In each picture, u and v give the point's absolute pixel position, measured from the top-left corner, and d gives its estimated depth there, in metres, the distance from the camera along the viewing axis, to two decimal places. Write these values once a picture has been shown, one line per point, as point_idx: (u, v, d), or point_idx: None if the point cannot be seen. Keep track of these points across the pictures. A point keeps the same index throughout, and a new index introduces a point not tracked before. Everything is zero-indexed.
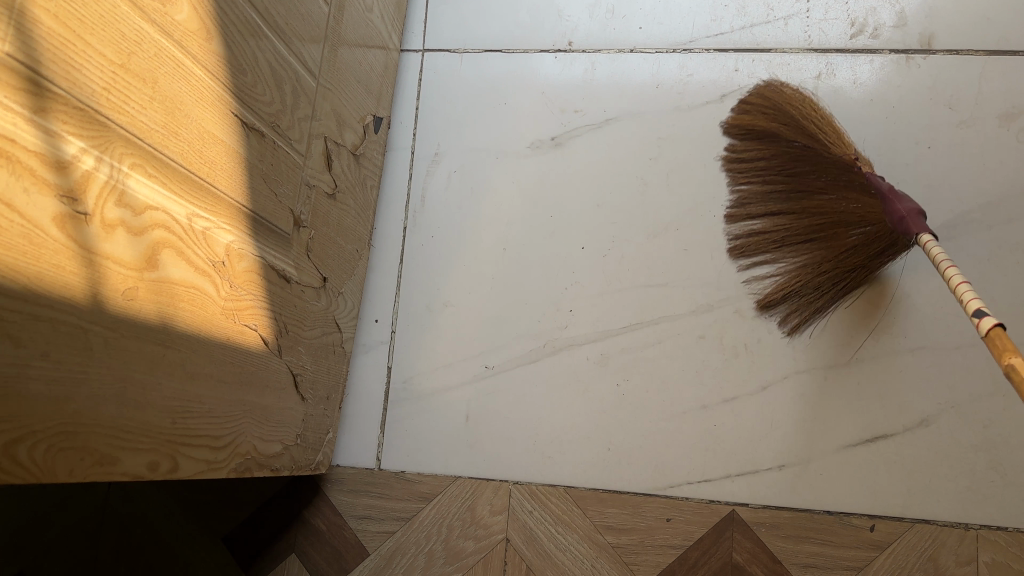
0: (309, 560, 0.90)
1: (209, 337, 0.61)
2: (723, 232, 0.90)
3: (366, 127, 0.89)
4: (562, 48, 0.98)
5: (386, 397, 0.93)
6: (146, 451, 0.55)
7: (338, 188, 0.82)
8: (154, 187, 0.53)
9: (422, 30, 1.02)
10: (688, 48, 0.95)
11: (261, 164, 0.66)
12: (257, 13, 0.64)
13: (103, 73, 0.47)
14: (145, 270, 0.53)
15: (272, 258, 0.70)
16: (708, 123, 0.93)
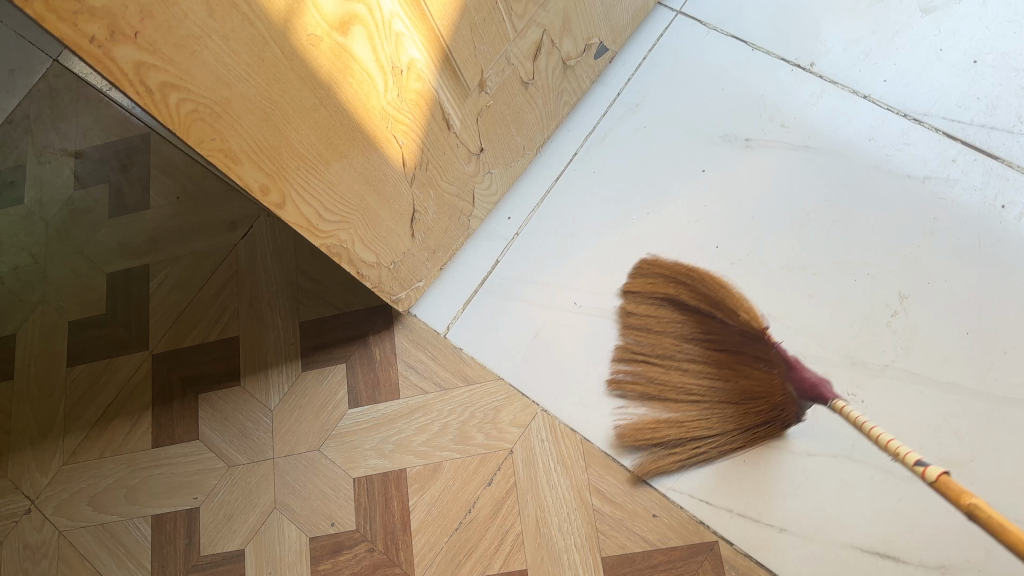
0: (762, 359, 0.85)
1: (359, 121, 0.70)
2: (855, 299, 0.88)
3: (588, 48, 0.94)
4: (803, 66, 0.96)
5: (481, 282, 0.99)
6: (265, 174, 0.64)
7: (532, 81, 0.89)
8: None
9: None
10: (919, 119, 0.92)
11: (473, 14, 0.74)
12: None
13: None
14: (336, 32, 0.61)
15: (444, 99, 0.78)
16: (897, 196, 0.90)
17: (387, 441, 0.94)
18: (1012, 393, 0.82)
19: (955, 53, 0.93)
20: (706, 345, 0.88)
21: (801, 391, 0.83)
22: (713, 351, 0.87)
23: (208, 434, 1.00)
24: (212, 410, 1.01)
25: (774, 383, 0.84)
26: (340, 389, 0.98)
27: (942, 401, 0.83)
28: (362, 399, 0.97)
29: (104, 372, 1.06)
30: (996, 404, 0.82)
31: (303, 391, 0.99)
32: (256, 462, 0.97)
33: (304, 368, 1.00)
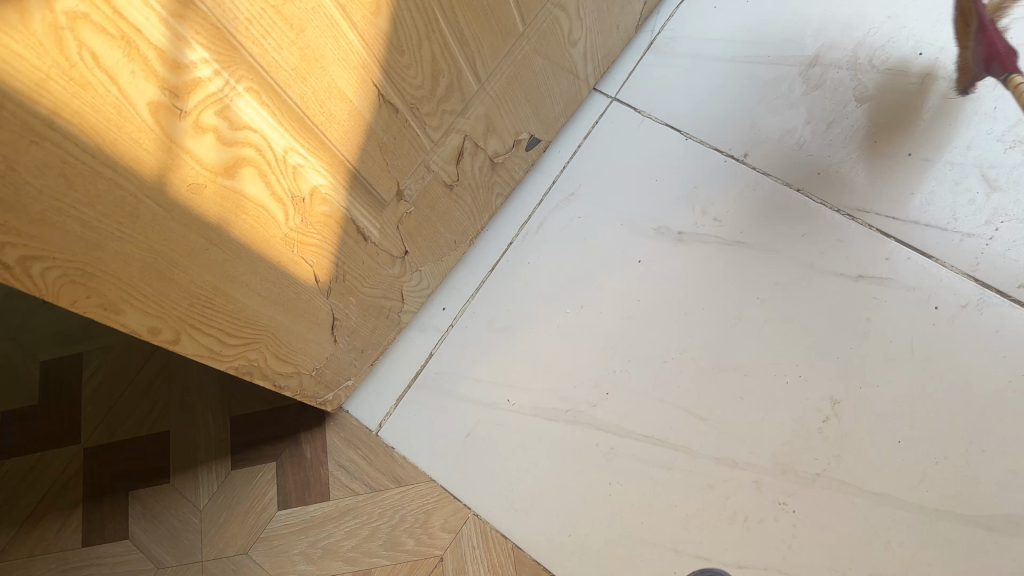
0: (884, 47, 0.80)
1: (259, 252, 0.68)
2: (787, 402, 0.86)
3: (517, 144, 0.94)
4: (736, 156, 0.96)
5: (414, 378, 0.97)
6: (153, 316, 0.62)
7: (458, 182, 0.88)
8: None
9: (623, 79, 1.03)
10: (853, 215, 0.91)
11: (382, 133, 0.72)
12: (440, 7, 0.69)
13: (252, 7, 0.54)
14: (220, 176, 0.60)
15: (357, 215, 0.76)
16: (829, 294, 0.89)
17: (315, 546, 0.92)
18: (945, 504, 0.79)
19: (889, 145, 0.92)
20: (765, 327, 0.89)
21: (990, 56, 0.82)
22: (778, 335, 0.89)
23: (137, 534, 0.97)
24: (143, 509, 0.98)
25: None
26: (270, 489, 0.96)
27: (874, 512, 0.81)
28: (291, 500, 0.95)
29: (35, 467, 1.02)
30: (929, 515, 0.79)
31: (233, 490, 0.97)
32: (185, 564, 0.94)
33: (235, 465, 0.98)
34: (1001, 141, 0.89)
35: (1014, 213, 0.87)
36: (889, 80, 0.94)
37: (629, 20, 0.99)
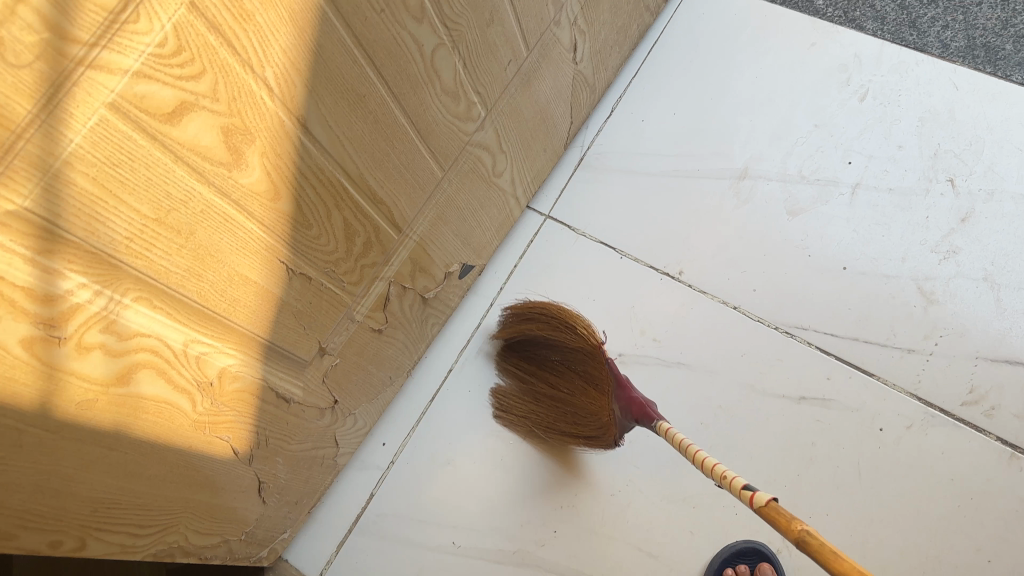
0: (604, 362, 0.82)
1: (165, 444, 0.65)
2: (736, 535, 0.84)
3: (449, 275, 0.91)
4: (671, 274, 0.95)
5: (354, 521, 0.91)
6: (51, 532, 0.59)
7: (387, 325, 0.84)
8: (207, 34, 0.49)
9: (555, 195, 1.01)
10: (793, 333, 0.89)
11: (296, 302, 0.69)
12: (348, 175, 0.67)
13: (131, 225, 0.51)
14: (114, 385, 0.57)
15: (276, 381, 0.73)
16: (773, 416, 0.87)
17: None
18: None
19: (825, 259, 0.91)
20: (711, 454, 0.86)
21: (626, 411, 0.79)
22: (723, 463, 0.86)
23: None
24: None
25: (600, 404, 0.83)
26: None
27: None
28: None
29: None
30: None
31: None
32: None
33: None
34: (935, 252, 0.88)
35: (951, 327, 0.86)
36: (820, 191, 0.93)
37: (558, 139, 0.98)
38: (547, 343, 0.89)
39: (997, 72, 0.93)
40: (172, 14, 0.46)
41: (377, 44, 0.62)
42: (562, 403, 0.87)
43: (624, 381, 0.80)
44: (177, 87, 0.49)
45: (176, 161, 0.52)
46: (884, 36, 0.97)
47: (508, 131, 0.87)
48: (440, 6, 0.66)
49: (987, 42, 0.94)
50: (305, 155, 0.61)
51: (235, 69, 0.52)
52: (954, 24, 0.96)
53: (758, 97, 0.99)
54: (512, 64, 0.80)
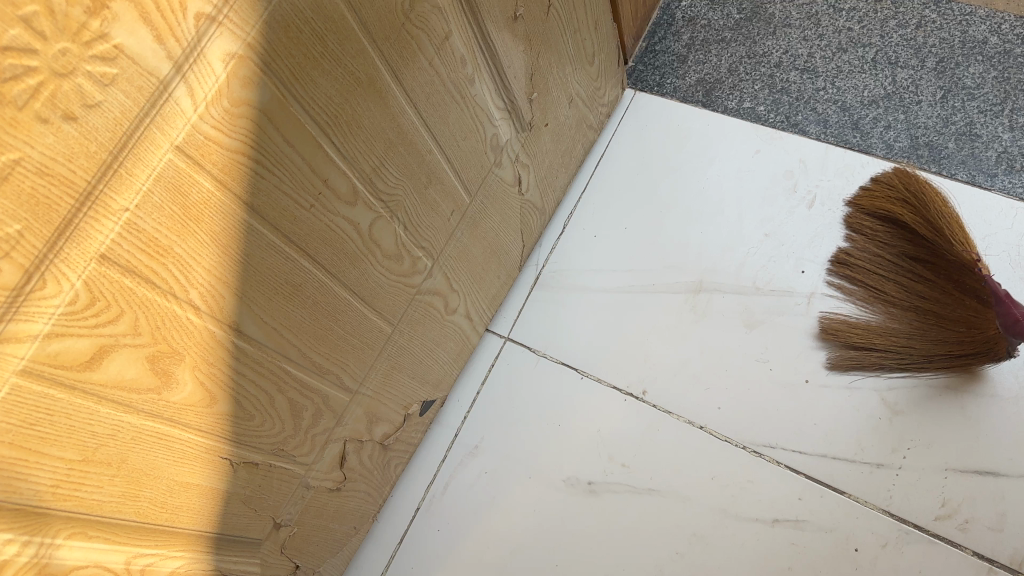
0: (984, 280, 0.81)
1: None
2: None
3: (409, 415, 0.88)
4: (635, 394, 0.93)
5: None
6: None
7: (346, 481, 0.82)
8: (122, 278, 0.48)
9: (514, 316, 1.00)
10: (760, 452, 0.87)
11: (244, 489, 0.67)
12: (290, 360, 0.65)
13: (56, 473, 0.49)
14: None
15: (229, 567, 0.70)
16: (748, 541, 0.84)
17: None
18: None
19: (788, 372, 0.90)
20: None
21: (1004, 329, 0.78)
22: None
23: None
24: None
25: (989, 318, 0.82)
26: None
27: None
28: None
29: None
30: None
31: None
32: None
33: None
34: None
35: (918, 438, 0.85)
36: (777, 301, 0.93)
37: (512, 263, 0.97)
38: (886, 301, 0.90)
39: (943, 171, 0.93)
40: (82, 271, 0.45)
41: (313, 237, 0.61)
42: (894, 349, 0.87)
43: (1004, 297, 0.79)
44: (93, 335, 0.47)
45: (100, 401, 0.50)
46: (828, 139, 0.98)
47: (458, 270, 0.86)
48: (371, 184, 0.65)
49: (930, 141, 0.95)
50: (241, 356, 0.60)
51: (156, 301, 0.51)
52: (896, 124, 0.96)
53: (707, 208, 0.99)
54: (456, 212, 0.80)
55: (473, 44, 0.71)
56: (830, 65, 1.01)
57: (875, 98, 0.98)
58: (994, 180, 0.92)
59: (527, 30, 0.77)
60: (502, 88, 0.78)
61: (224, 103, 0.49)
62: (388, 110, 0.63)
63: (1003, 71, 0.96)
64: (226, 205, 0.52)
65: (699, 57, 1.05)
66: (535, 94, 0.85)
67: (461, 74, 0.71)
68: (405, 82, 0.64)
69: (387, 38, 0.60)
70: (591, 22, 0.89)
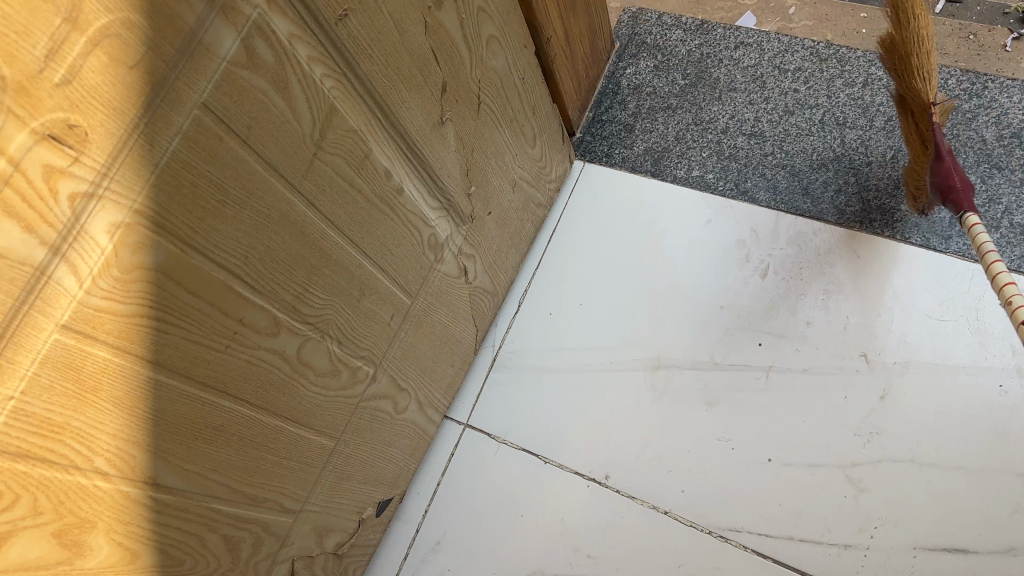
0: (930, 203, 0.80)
1: None
2: None
3: (364, 519, 0.86)
4: (597, 479, 0.91)
5: None
6: None
7: None
8: (15, 465, 0.45)
9: (472, 401, 0.98)
10: (727, 536, 0.85)
11: None
12: (219, 497, 0.63)
13: None
14: None
15: None
16: None
17: None
18: None
19: (750, 452, 0.88)
20: None
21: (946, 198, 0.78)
22: None
23: None
24: None
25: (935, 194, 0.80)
26: None
27: None
28: None
29: None
30: None
31: None
32: None
33: None
34: (858, 434, 0.86)
35: (885, 516, 0.82)
36: (735, 376, 0.91)
37: (466, 349, 0.95)
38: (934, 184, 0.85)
39: (896, 235, 0.92)
40: None
41: (231, 375, 0.59)
42: None
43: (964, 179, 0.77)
44: None
45: None
46: (778, 206, 0.97)
47: (406, 369, 0.84)
48: (294, 312, 0.63)
49: (882, 204, 0.93)
50: (162, 506, 0.57)
51: (56, 478, 0.48)
52: (846, 187, 0.95)
53: (662, 281, 0.98)
54: (397, 316, 0.77)
55: (398, 156, 0.69)
56: (777, 129, 1.00)
57: (824, 161, 0.97)
58: (947, 243, 0.90)
59: (457, 129, 0.76)
60: (436, 187, 0.77)
61: (115, 272, 0.47)
62: (308, 238, 0.61)
63: (950, 128, 0.95)
64: (128, 368, 0.50)
65: (646, 126, 1.04)
66: (473, 187, 0.83)
67: (388, 186, 0.69)
68: (324, 207, 0.62)
69: (298, 171, 0.58)
70: (528, 108, 0.87)
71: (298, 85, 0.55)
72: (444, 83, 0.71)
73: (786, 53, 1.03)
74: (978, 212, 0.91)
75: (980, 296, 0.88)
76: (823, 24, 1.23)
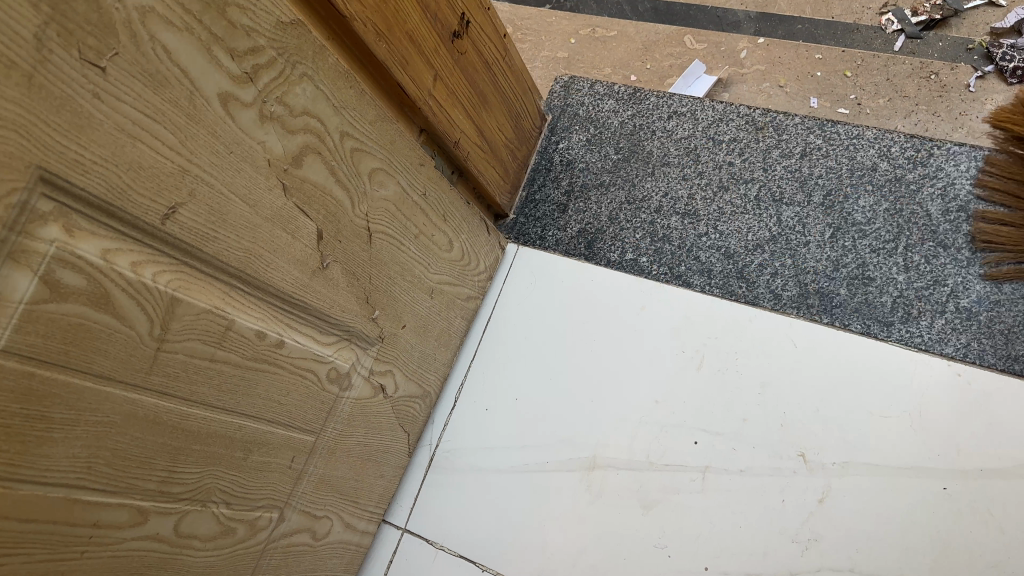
0: None
1: None
2: None
3: None
4: None
5: None
6: None
7: None
8: None
9: (410, 504, 0.95)
10: None
11: None
12: None
13: None
14: None
15: None
16: None
17: None
18: None
19: (689, 560, 0.82)
20: None
21: None
22: None
23: None
24: None
25: None
26: None
27: None
28: None
29: None
30: None
31: None
32: None
33: None
34: (796, 541, 0.80)
35: None
36: (672, 477, 0.86)
37: (396, 455, 0.93)
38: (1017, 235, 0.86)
39: (835, 321, 0.90)
40: None
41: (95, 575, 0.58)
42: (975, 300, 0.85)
43: None
44: None
45: None
46: (712, 290, 0.95)
47: (323, 497, 0.82)
48: (162, 496, 0.61)
49: (820, 288, 0.92)
50: None
51: None
52: (783, 270, 0.94)
53: (598, 373, 0.94)
54: (299, 456, 0.76)
55: (270, 313, 0.66)
56: (710, 207, 1.00)
57: (760, 242, 0.97)
58: (888, 330, 0.88)
59: (346, 267, 0.73)
60: (329, 325, 0.74)
61: None
62: (164, 426, 0.59)
63: (894, 202, 0.94)
64: None
65: (579, 205, 1.07)
66: (378, 310, 0.80)
67: (263, 345, 0.66)
68: (182, 391, 0.60)
69: (139, 370, 0.56)
70: (436, 218, 0.85)
71: (123, 293, 0.53)
72: (320, 230, 0.68)
73: (720, 122, 1.05)
74: (921, 296, 0.89)
75: (924, 387, 0.84)
76: (775, 67, 1.18)
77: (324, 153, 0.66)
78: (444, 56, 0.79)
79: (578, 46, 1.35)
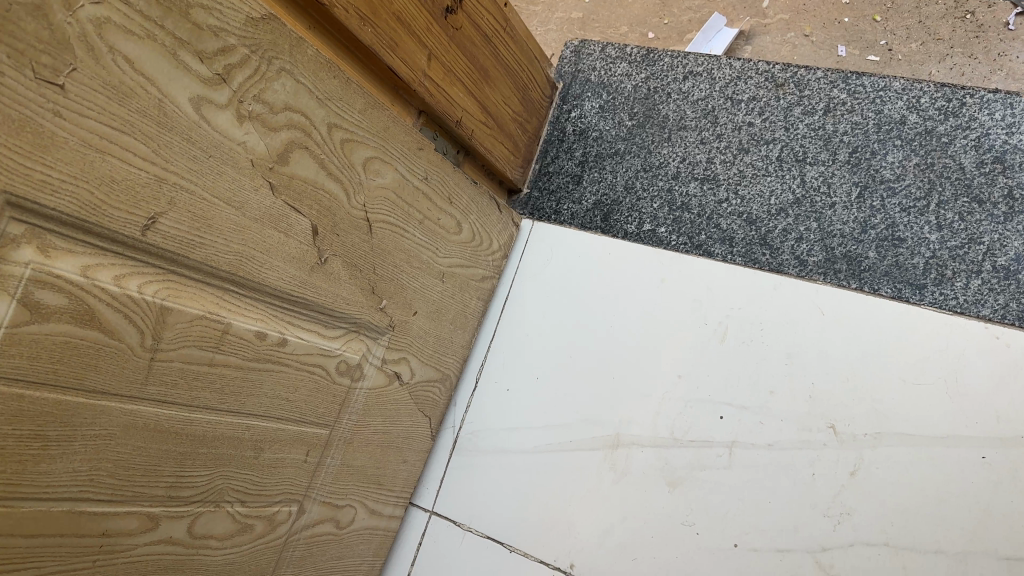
0: None
1: None
2: None
3: None
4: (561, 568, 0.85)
5: None
6: None
7: None
8: None
9: (436, 486, 0.95)
10: None
11: None
12: None
13: None
14: None
15: None
16: None
17: None
18: None
19: (715, 536, 0.80)
20: None
21: None
22: None
23: None
24: None
25: None
26: None
27: None
28: None
29: None
30: None
31: None
32: None
33: None
34: (828, 516, 0.78)
35: None
36: (696, 453, 0.84)
37: (419, 438, 0.93)
38: None
39: (864, 285, 0.87)
40: None
41: None
42: None
43: None
44: None
45: None
46: (735, 258, 0.93)
47: (345, 487, 0.82)
48: (172, 501, 0.62)
49: (848, 252, 0.89)
50: None
51: None
52: (807, 234, 0.91)
53: (619, 349, 0.92)
54: (314, 450, 0.76)
55: (268, 312, 0.66)
56: (730, 170, 0.97)
57: (783, 205, 0.93)
58: (921, 293, 0.85)
59: (347, 259, 0.72)
60: (334, 319, 0.73)
61: None
62: (166, 434, 0.60)
63: (925, 156, 0.89)
64: None
65: (594, 175, 1.05)
66: (386, 299, 0.79)
67: (265, 346, 0.66)
68: (182, 397, 0.60)
69: (134, 382, 0.56)
70: (441, 200, 0.84)
71: (108, 308, 0.52)
72: (315, 226, 0.67)
73: (738, 81, 1.01)
74: (955, 256, 0.85)
75: (959, 352, 0.79)
76: (800, 15, 1.21)
77: (312, 148, 0.64)
78: (437, 34, 0.77)
79: (593, 6, 1.41)
